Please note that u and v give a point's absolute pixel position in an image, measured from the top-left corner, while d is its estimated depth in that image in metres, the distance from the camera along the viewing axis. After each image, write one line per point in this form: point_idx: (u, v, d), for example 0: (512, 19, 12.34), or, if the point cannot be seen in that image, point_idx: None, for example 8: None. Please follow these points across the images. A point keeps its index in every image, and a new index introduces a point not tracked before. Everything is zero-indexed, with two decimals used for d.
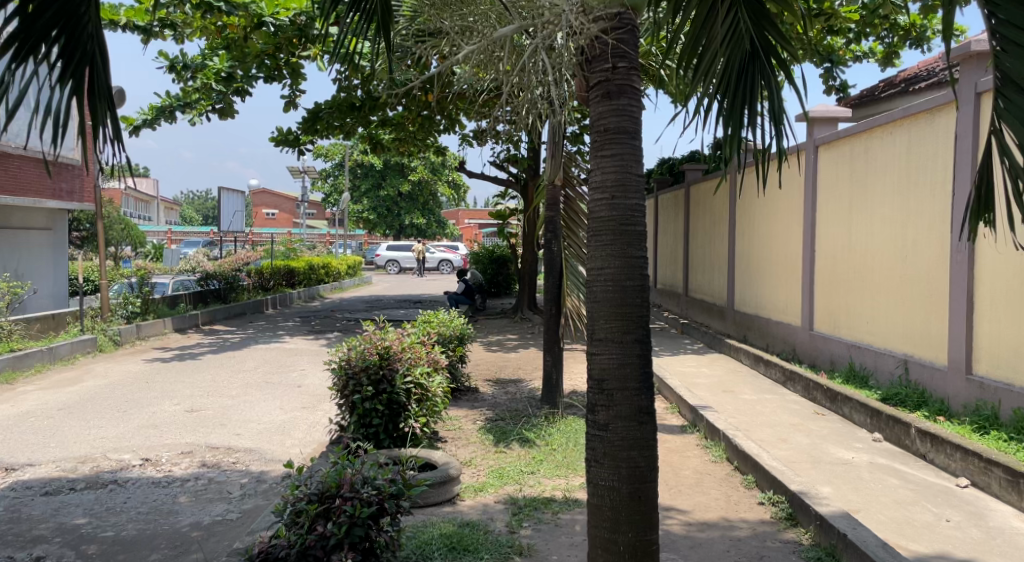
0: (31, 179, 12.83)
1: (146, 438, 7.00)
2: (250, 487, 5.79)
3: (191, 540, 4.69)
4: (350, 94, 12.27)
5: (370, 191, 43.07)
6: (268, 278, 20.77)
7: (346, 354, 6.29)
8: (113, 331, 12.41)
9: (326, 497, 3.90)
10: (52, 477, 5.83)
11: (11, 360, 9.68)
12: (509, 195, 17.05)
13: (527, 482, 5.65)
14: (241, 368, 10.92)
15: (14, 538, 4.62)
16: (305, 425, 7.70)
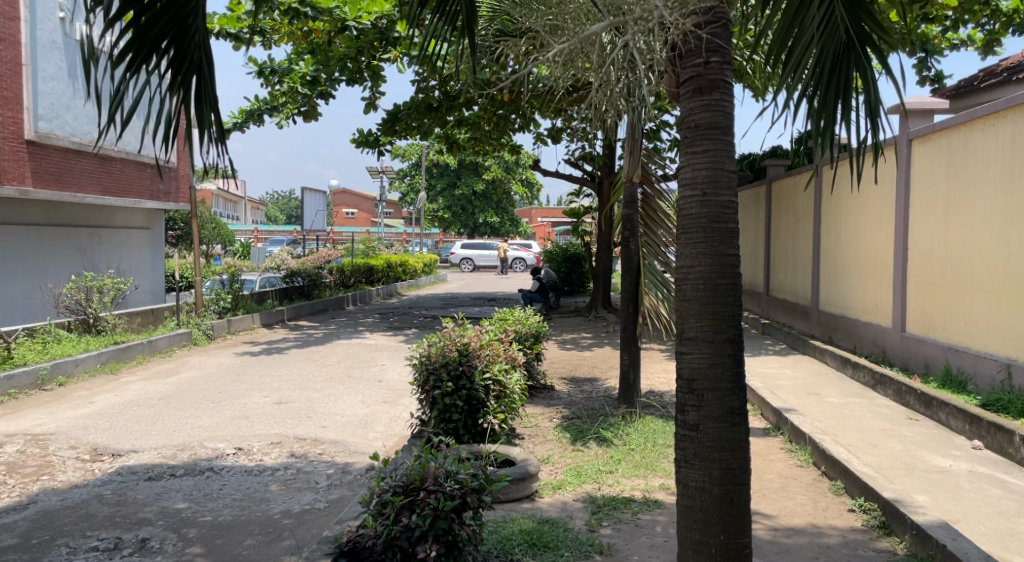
0: (132, 181, 13.52)
1: (238, 429, 7.31)
2: (336, 478, 5.97)
3: (282, 527, 4.88)
4: (428, 95, 12.45)
5: (446, 191, 43.62)
6: (349, 276, 21.38)
7: (426, 350, 6.41)
8: (206, 326, 13.01)
9: (411, 489, 3.98)
10: (154, 463, 6.17)
11: (116, 352, 10.27)
12: (584, 193, 16.95)
13: (606, 481, 5.63)
14: (325, 362, 11.29)
15: (122, 520, 4.91)
16: (386, 419, 7.90)
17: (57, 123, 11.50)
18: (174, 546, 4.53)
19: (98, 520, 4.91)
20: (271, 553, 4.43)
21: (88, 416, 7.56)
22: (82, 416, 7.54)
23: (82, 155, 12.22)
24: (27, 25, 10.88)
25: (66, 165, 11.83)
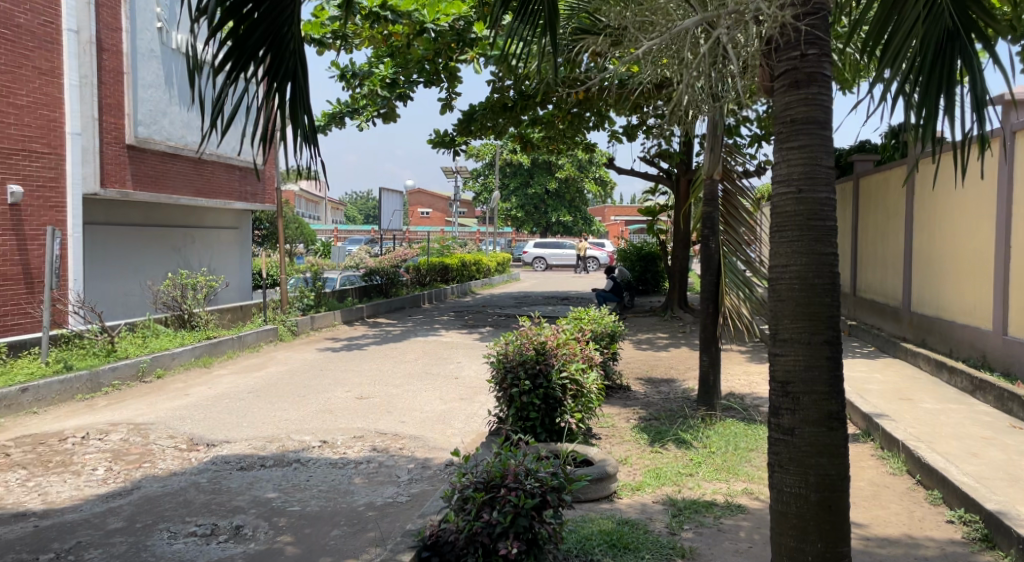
0: (222, 183, 14.08)
1: (322, 422, 7.53)
2: (417, 472, 6.09)
3: (366, 518, 5.01)
4: (503, 95, 12.55)
5: (519, 190, 43.65)
6: (425, 274, 21.73)
7: (504, 348, 6.44)
8: (291, 322, 13.47)
9: (491, 486, 3.99)
10: (245, 453, 6.43)
11: (208, 346, 10.75)
12: (660, 191, 16.69)
13: (687, 484, 5.53)
14: (403, 359, 11.51)
15: (217, 507, 5.14)
16: (464, 416, 7.99)
17: (155, 128, 12.07)
18: (266, 534, 4.71)
19: (195, 506, 5.14)
20: (356, 544, 4.56)
21: (184, 407, 7.93)
22: (178, 408, 7.91)
23: (177, 158, 12.82)
24: (128, 35, 11.47)
25: (163, 168, 12.43)
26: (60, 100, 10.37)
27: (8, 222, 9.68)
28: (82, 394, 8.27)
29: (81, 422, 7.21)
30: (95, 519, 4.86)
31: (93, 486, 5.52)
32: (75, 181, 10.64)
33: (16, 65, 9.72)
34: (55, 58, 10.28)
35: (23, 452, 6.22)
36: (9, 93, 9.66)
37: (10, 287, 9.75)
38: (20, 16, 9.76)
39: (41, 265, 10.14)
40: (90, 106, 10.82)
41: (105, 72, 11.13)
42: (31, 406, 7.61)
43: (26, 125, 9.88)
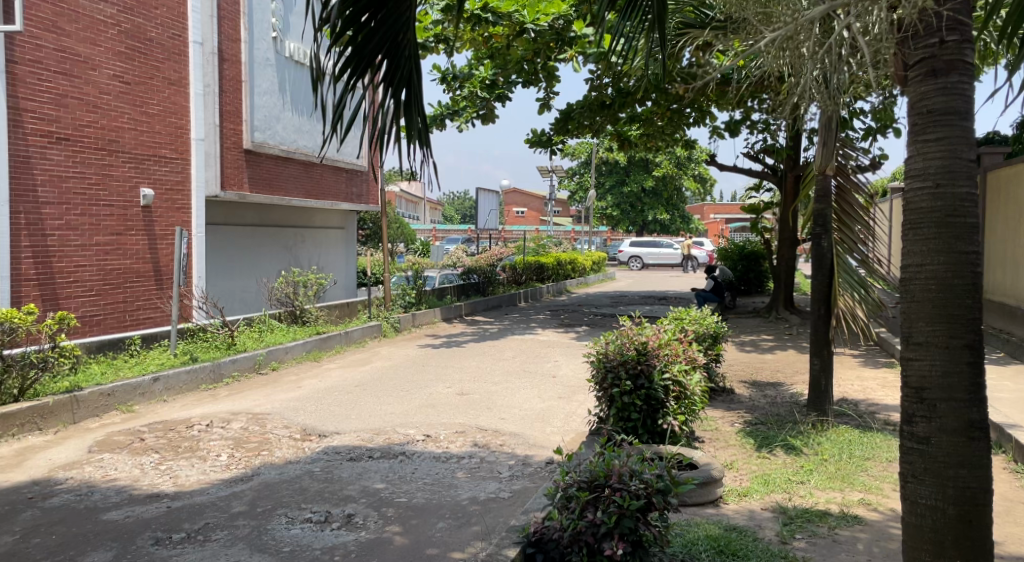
0: (330, 184, 14.62)
1: (425, 416, 7.71)
2: (518, 469, 6.13)
3: (471, 513, 5.09)
4: (601, 92, 12.45)
5: (615, 188, 43.16)
6: (521, 273, 21.87)
7: (604, 348, 6.38)
8: (394, 319, 13.87)
9: (595, 485, 3.97)
10: (354, 445, 6.66)
11: (318, 341, 11.21)
12: (765, 187, 16.12)
13: (798, 492, 5.33)
14: (501, 356, 11.61)
15: (330, 495, 5.35)
16: (563, 415, 7.98)
17: (269, 133, 12.67)
18: (375, 523, 4.87)
19: (310, 494, 5.38)
20: (462, 537, 4.64)
21: (296, 399, 8.30)
22: (292, 399, 8.30)
23: (290, 162, 13.41)
24: (246, 45, 12.11)
25: (276, 171, 13.04)
26: (186, 108, 11.09)
27: (141, 223, 10.40)
28: (205, 384, 8.80)
29: (205, 411, 7.67)
30: (220, 503, 5.15)
31: (217, 471, 5.86)
32: (198, 185, 11.35)
33: (148, 76, 10.44)
34: (182, 69, 11.01)
35: (156, 437, 6.68)
36: (142, 103, 10.36)
37: (142, 284, 10.48)
38: (152, 30, 10.48)
39: (168, 263, 10.84)
40: (212, 113, 11.50)
41: (225, 81, 11.79)
42: (162, 394, 8.16)
43: (156, 132, 10.60)
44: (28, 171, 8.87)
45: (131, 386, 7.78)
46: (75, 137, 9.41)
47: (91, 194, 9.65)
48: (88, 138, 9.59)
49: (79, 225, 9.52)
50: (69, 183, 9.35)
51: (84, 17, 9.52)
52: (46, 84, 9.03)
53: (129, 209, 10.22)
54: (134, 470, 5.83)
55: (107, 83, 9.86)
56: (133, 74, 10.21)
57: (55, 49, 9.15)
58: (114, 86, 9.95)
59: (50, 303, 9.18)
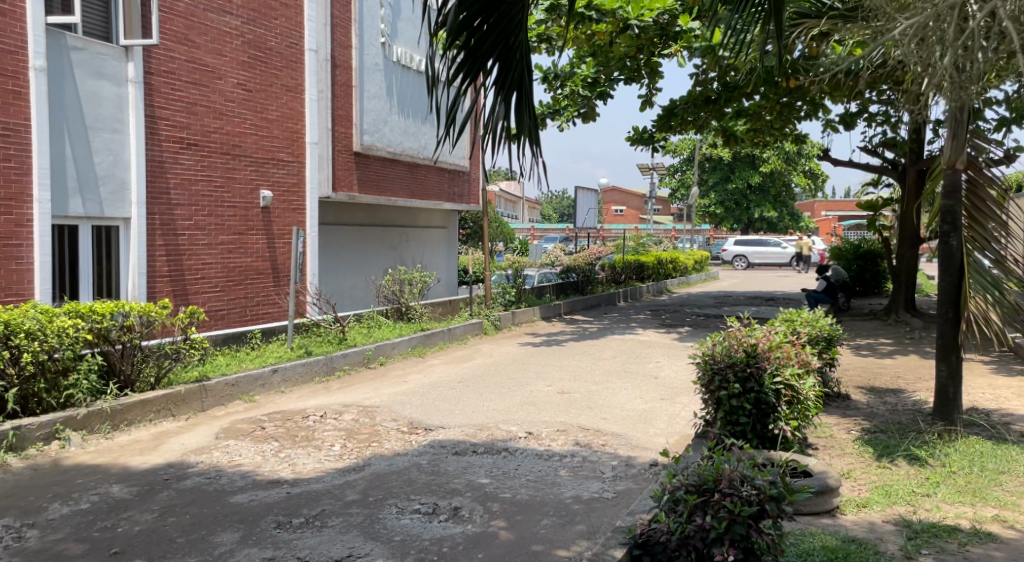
0: (433, 185, 14.93)
1: (527, 414, 7.77)
2: (621, 469, 6.08)
3: (575, 511, 5.09)
4: (706, 87, 12.21)
5: (719, 185, 41.99)
6: (620, 272, 21.68)
7: (710, 349, 6.18)
8: (494, 317, 14.04)
9: (704, 489, 3.83)
10: (459, 439, 6.80)
11: (423, 338, 11.50)
12: (884, 182, 15.27)
13: (923, 505, 5.03)
14: (602, 356, 11.54)
15: (438, 488, 5.48)
16: (666, 416, 7.85)
17: (378, 136, 13.09)
18: (482, 517, 4.95)
19: (419, 486, 5.53)
20: (567, 535, 4.65)
21: (404, 393, 8.55)
22: (399, 393, 8.56)
23: (396, 163, 13.81)
24: (357, 51, 12.57)
25: (384, 173, 13.46)
26: (302, 113, 11.63)
27: (260, 223, 10.97)
28: (319, 376, 9.19)
29: (320, 402, 8.03)
30: (335, 491, 5.38)
31: (332, 460, 6.11)
32: (312, 187, 11.87)
33: (267, 84, 11.02)
34: (299, 76, 11.58)
35: (275, 426, 7.05)
36: (262, 109, 10.95)
37: (261, 280, 11.07)
38: (272, 39, 11.06)
39: (284, 261, 11.40)
40: (325, 117, 12.00)
41: (337, 86, 12.29)
42: (279, 385, 8.59)
43: (275, 137, 11.17)
44: (161, 175, 9.52)
45: (252, 377, 8.23)
46: (203, 142, 10.03)
47: (216, 196, 10.25)
48: (214, 143, 10.19)
49: (206, 225, 10.14)
50: (197, 186, 9.97)
51: (212, 30, 10.13)
52: (178, 93, 9.67)
53: (250, 209, 10.80)
54: (257, 456, 6.18)
55: (232, 91, 10.46)
56: (255, 82, 10.79)
57: (187, 60, 9.78)
58: (237, 93, 10.54)
59: (181, 298, 9.84)
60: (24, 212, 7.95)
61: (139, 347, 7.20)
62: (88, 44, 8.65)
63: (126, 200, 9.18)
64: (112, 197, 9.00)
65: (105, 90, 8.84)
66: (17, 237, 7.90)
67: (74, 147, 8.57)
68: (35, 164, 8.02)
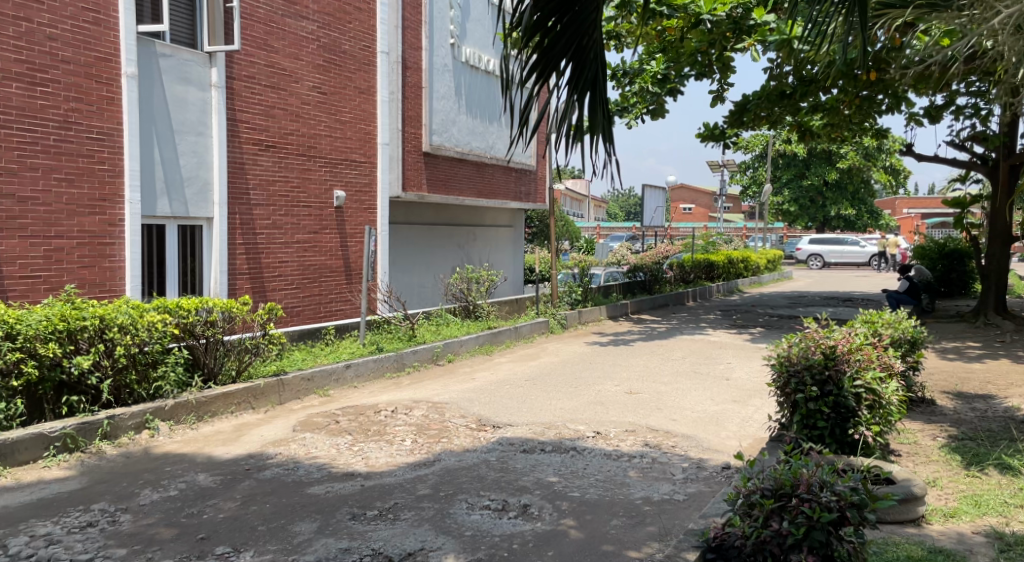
0: (501, 184, 15.01)
1: (594, 413, 7.74)
2: (692, 472, 5.99)
3: (645, 512, 5.04)
4: (781, 81, 11.92)
5: (793, 182, 40.81)
6: (689, 271, 21.33)
7: (787, 351, 6.02)
8: (561, 316, 14.03)
9: (781, 494, 3.73)
10: (527, 437, 6.83)
11: (490, 336, 11.59)
12: (973, 178, 14.54)
13: (1017, 516, 4.78)
14: (671, 356, 11.38)
15: (507, 485, 5.51)
16: (738, 419, 7.68)
17: (446, 136, 13.25)
18: (551, 515, 4.96)
19: (488, 482, 5.57)
20: (637, 536, 4.61)
21: (472, 390, 8.63)
22: (467, 390, 8.65)
23: (465, 163, 13.94)
24: (427, 53, 12.76)
25: (453, 172, 13.61)
26: (374, 114, 11.88)
27: (334, 222, 11.26)
28: (390, 372, 9.37)
29: (390, 398, 8.19)
30: (406, 485, 5.47)
31: (403, 455, 6.23)
32: (382, 187, 12.11)
33: (341, 86, 11.29)
34: (371, 78, 11.82)
35: (348, 420, 7.22)
36: (336, 111, 11.23)
37: (334, 278, 11.35)
38: (346, 43, 11.33)
39: (356, 259, 11.66)
40: (396, 118, 12.22)
41: (408, 88, 12.50)
42: (353, 380, 8.80)
43: (348, 138, 11.44)
44: (242, 176, 9.88)
45: (327, 371, 8.46)
46: (281, 144, 10.35)
47: (293, 196, 10.57)
48: (291, 144, 10.50)
49: (283, 224, 10.46)
50: (275, 186, 10.30)
51: (290, 35, 10.44)
52: (258, 97, 10.01)
53: (324, 209, 11.09)
54: (331, 449, 6.35)
55: (308, 94, 10.76)
56: (329, 85, 11.07)
57: (266, 64, 10.12)
58: (313, 96, 10.83)
59: (259, 295, 10.19)
60: (116, 212, 8.37)
61: (221, 341, 7.51)
62: (175, 51, 9.04)
63: (209, 201, 9.55)
64: (196, 198, 9.37)
65: (190, 95, 9.22)
66: (110, 236, 8.32)
67: (162, 150, 8.96)
68: (126, 167, 8.42)
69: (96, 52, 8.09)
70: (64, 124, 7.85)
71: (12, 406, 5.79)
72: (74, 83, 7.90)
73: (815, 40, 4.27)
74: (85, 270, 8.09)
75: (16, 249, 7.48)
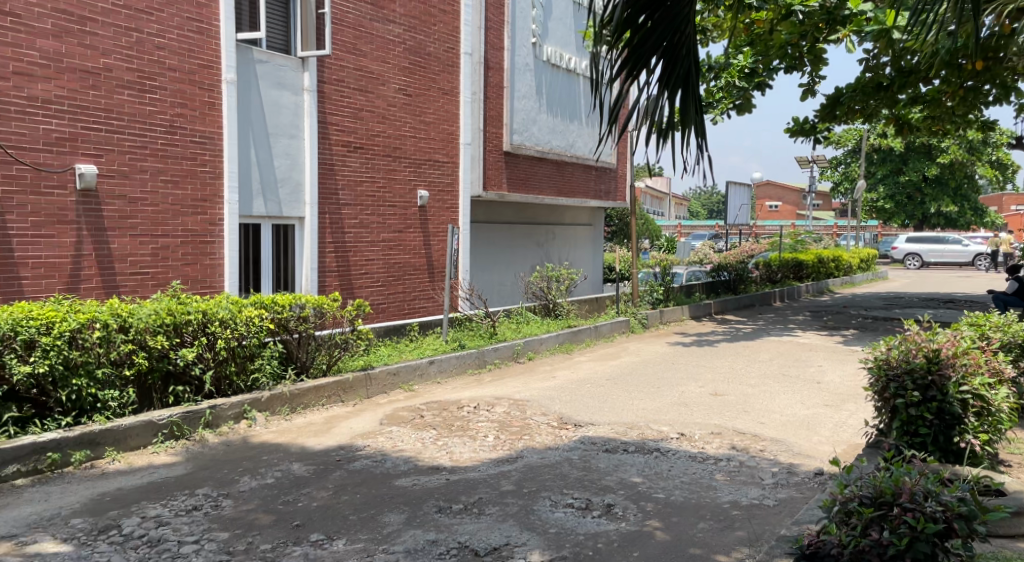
0: (581, 183, 14.97)
1: (678, 414, 7.62)
2: (782, 477, 5.81)
3: (733, 517, 4.92)
4: (877, 73, 11.39)
5: (889, 178, 38.98)
6: (776, 270, 20.66)
7: (885, 354, 5.76)
8: (642, 315, 13.89)
9: (881, 502, 3.57)
10: (609, 436, 6.79)
11: (571, 334, 11.57)
12: None
13: None
14: (757, 358, 11.08)
15: (590, 484, 5.49)
16: (831, 424, 7.40)
17: (526, 135, 13.31)
18: (635, 516, 4.91)
19: (572, 480, 5.57)
20: (726, 540, 4.51)
21: (554, 389, 8.64)
22: (548, 388, 8.66)
23: (545, 162, 13.96)
24: (508, 53, 12.86)
25: (534, 171, 13.66)
26: (457, 115, 12.05)
27: (417, 221, 11.49)
28: (471, 369, 9.49)
29: (473, 394, 8.29)
30: (490, 480, 5.53)
31: (486, 450, 6.30)
32: (465, 186, 12.27)
33: (426, 88, 11.50)
34: (454, 79, 11.99)
35: (433, 415, 7.36)
36: (421, 113, 11.44)
37: (417, 276, 11.58)
38: (431, 45, 11.53)
39: (439, 257, 11.87)
40: (478, 118, 12.36)
41: (490, 88, 12.62)
42: (436, 375, 8.96)
43: (432, 139, 11.64)
44: (331, 177, 10.20)
45: (412, 367, 8.64)
46: (368, 146, 10.62)
47: (379, 196, 10.84)
48: (377, 145, 10.76)
49: (370, 223, 10.74)
50: (362, 186, 10.59)
51: (377, 38, 10.69)
52: (347, 100, 10.31)
53: (408, 209, 11.32)
54: (417, 443, 6.48)
55: (394, 96, 11.00)
56: (414, 86, 11.28)
57: (354, 68, 10.40)
58: (399, 98, 11.06)
59: (347, 292, 10.50)
60: (216, 212, 8.78)
61: (313, 336, 7.80)
62: (271, 57, 9.42)
63: (301, 201, 9.89)
64: (289, 198, 9.73)
65: (284, 99, 9.57)
66: (210, 235, 8.74)
67: (258, 152, 9.33)
68: (225, 169, 8.83)
69: (199, 59, 8.51)
70: (170, 129, 8.28)
71: (125, 394, 6.16)
72: (179, 89, 8.33)
73: (917, 33, 4.05)
74: (188, 267, 8.52)
75: (127, 247, 7.95)
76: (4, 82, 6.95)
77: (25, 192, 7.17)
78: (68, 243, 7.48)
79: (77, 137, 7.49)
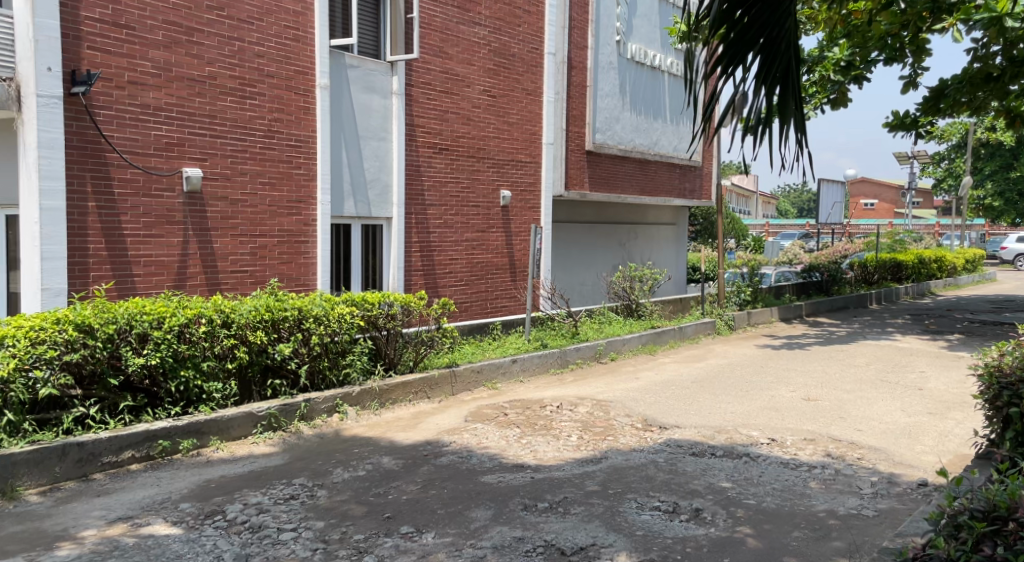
0: (665, 181, 14.75)
1: (768, 419, 7.39)
2: (882, 487, 5.55)
3: (829, 526, 4.74)
4: (987, 63, 10.70)
5: (998, 173, 36.66)
6: (873, 272, 19.69)
7: (999, 361, 5.41)
8: (728, 316, 13.55)
9: (994, 517, 3.35)
10: (696, 440, 6.66)
11: (654, 335, 11.40)
12: None
13: None
14: (853, 362, 10.61)
15: (677, 487, 5.40)
16: (934, 433, 7.02)
17: (610, 134, 13.22)
18: (725, 521, 4.80)
19: (659, 483, 5.50)
20: (822, 551, 4.35)
21: (638, 390, 8.54)
22: (632, 389, 8.55)
23: (629, 161, 13.82)
24: (593, 51, 12.80)
25: (618, 170, 13.54)
26: (540, 115, 12.07)
27: (501, 221, 11.58)
28: (554, 369, 9.49)
29: (556, 393, 8.28)
30: (576, 480, 5.51)
31: (570, 450, 6.29)
32: (548, 186, 12.28)
33: (510, 88, 11.58)
34: (538, 79, 12.02)
35: (516, 413, 7.40)
36: (505, 113, 11.52)
37: (500, 275, 11.67)
38: (515, 46, 11.59)
39: (521, 256, 11.92)
40: (561, 118, 12.34)
41: (573, 87, 12.59)
42: (519, 374, 9.02)
43: (516, 139, 11.71)
44: (418, 178, 10.40)
45: (495, 365, 8.70)
46: (453, 147, 10.78)
47: (464, 196, 10.98)
48: (462, 146, 10.91)
49: (455, 223, 10.90)
50: (448, 187, 10.76)
51: (463, 41, 10.83)
52: (434, 102, 10.49)
53: (491, 209, 11.42)
54: (501, 440, 6.53)
55: (479, 97, 11.12)
56: (498, 88, 11.37)
57: (441, 71, 10.57)
58: (484, 100, 11.18)
59: (432, 291, 10.69)
60: (310, 212, 9.09)
61: (400, 333, 7.97)
62: (362, 62, 9.69)
63: (389, 201, 10.13)
64: (378, 199, 9.98)
65: (375, 103, 9.83)
66: (304, 235, 9.06)
67: (349, 154, 9.61)
68: (319, 170, 9.14)
69: (294, 66, 8.85)
70: (268, 133, 8.64)
71: (228, 387, 6.46)
72: (276, 95, 8.69)
73: None
74: (283, 265, 8.86)
75: (228, 246, 8.33)
76: (120, 91, 7.40)
77: (138, 194, 7.60)
78: (175, 243, 7.90)
79: (184, 142, 7.92)
